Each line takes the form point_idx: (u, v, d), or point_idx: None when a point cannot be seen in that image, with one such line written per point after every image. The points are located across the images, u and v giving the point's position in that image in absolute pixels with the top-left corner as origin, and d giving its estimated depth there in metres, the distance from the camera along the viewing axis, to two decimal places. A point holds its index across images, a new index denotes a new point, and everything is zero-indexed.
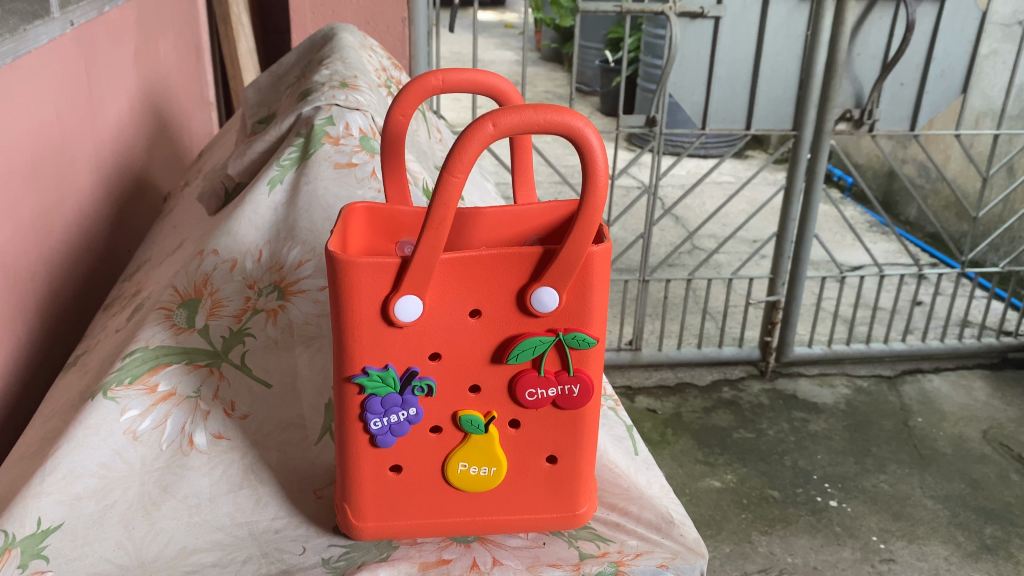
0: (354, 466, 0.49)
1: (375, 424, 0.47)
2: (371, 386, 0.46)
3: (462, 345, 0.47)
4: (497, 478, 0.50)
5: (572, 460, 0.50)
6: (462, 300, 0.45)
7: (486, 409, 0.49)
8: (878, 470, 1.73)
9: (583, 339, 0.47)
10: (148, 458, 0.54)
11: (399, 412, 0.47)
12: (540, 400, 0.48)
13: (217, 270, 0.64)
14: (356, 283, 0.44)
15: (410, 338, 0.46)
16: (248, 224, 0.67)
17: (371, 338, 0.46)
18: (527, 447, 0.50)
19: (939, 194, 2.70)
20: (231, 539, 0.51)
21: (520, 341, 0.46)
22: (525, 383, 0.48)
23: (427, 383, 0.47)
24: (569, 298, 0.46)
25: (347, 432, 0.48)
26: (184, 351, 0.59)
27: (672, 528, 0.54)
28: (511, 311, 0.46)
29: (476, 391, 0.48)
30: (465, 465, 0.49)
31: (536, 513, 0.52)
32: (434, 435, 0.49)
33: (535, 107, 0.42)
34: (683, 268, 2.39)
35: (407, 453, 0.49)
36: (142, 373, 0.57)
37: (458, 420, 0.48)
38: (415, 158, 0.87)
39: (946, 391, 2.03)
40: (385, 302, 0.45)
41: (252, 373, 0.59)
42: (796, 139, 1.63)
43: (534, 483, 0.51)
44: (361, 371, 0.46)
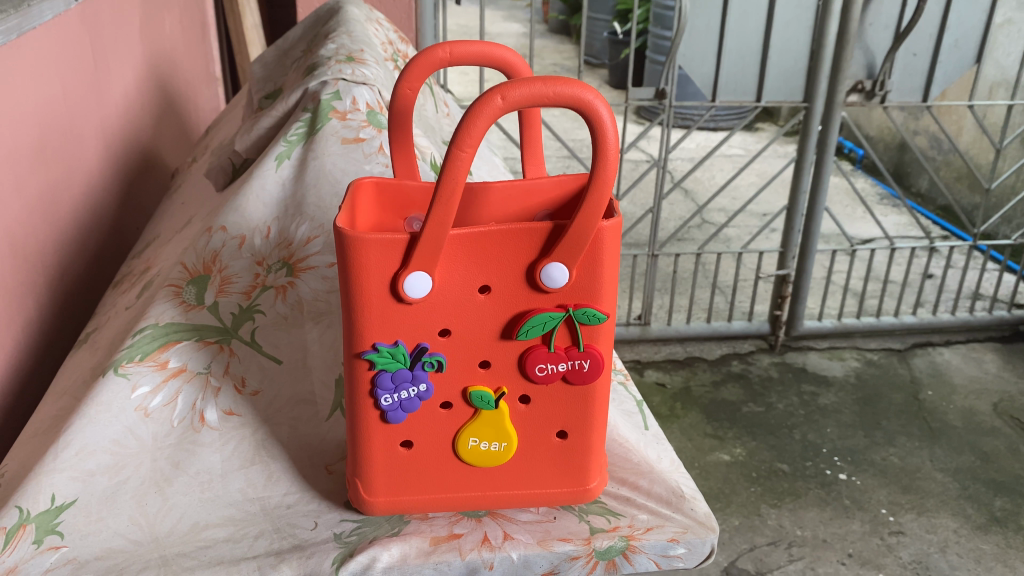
0: (364, 441, 0.49)
1: (386, 401, 0.47)
2: (381, 362, 0.46)
3: (472, 321, 0.46)
4: (507, 453, 0.50)
5: (583, 436, 0.50)
6: (472, 276, 0.45)
7: (496, 385, 0.48)
8: (887, 443, 1.74)
9: (594, 315, 0.47)
10: (159, 435, 0.54)
11: (409, 388, 0.47)
12: (550, 375, 0.48)
13: (226, 247, 0.64)
14: (365, 260, 0.44)
15: (419, 314, 0.46)
16: (256, 201, 0.67)
17: (381, 315, 0.45)
18: (538, 422, 0.50)
19: (951, 165, 2.68)
20: (244, 514, 0.52)
21: (529, 317, 0.46)
22: (535, 358, 0.47)
23: (437, 359, 0.47)
24: (579, 273, 0.46)
25: (357, 408, 0.48)
26: (194, 328, 0.59)
27: (682, 502, 0.54)
28: (522, 286, 0.46)
29: (486, 366, 0.48)
30: (476, 441, 0.49)
31: (547, 488, 0.52)
32: (444, 410, 0.49)
33: (544, 79, 0.41)
34: (692, 242, 2.38)
35: (417, 428, 0.49)
36: (152, 350, 0.57)
37: (468, 396, 0.48)
38: (424, 134, 0.87)
39: (957, 363, 2.03)
40: (394, 279, 0.44)
41: (262, 349, 0.59)
42: (807, 111, 1.62)
43: (544, 458, 0.51)
44: (371, 347, 0.46)
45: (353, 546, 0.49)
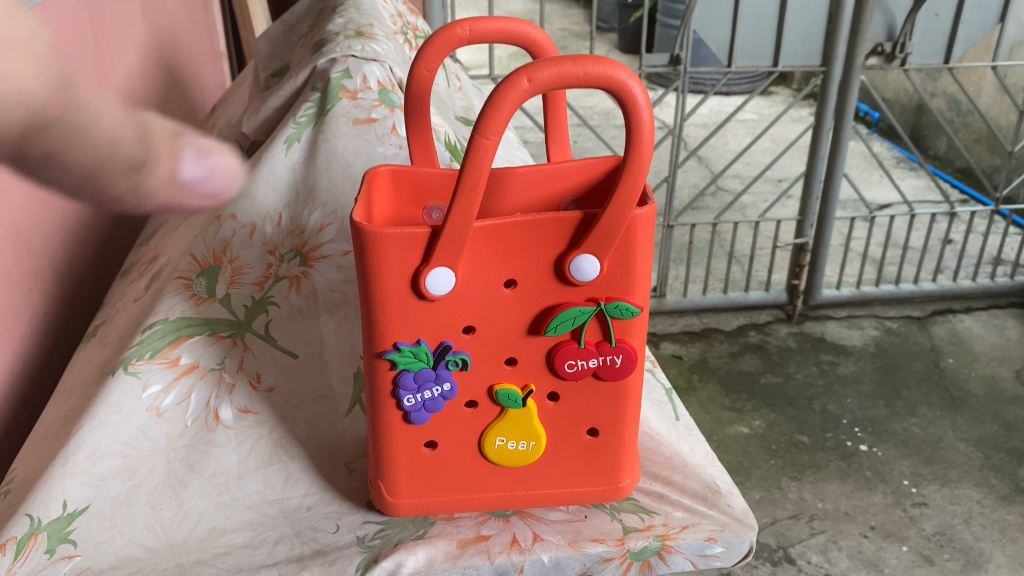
0: (386, 442, 0.47)
1: (409, 401, 0.45)
2: (403, 361, 0.44)
3: (499, 317, 0.44)
4: (536, 452, 0.48)
5: (614, 434, 0.48)
6: (497, 269, 0.43)
7: (524, 382, 0.46)
8: (909, 413, 1.71)
9: (627, 308, 0.44)
10: (173, 435, 0.52)
11: (433, 388, 0.45)
12: (581, 371, 0.46)
13: (236, 236, 0.61)
14: (384, 256, 0.41)
15: (442, 310, 0.43)
16: (266, 186, 0.64)
17: (402, 312, 0.43)
18: (568, 420, 0.47)
19: (970, 127, 2.63)
20: (263, 518, 0.50)
21: (559, 312, 0.44)
22: (564, 354, 0.45)
23: (462, 358, 0.44)
24: (611, 264, 0.43)
25: (378, 409, 0.46)
26: (206, 323, 0.57)
27: (718, 498, 0.52)
28: (553, 278, 0.43)
29: (513, 363, 0.46)
30: (503, 440, 0.47)
31: (577, 486, 0.50)
32: (469, 410, 0.46)
33: (573, 58, 0.38)
34: (707, 211, 2.35)
35: (442, 428, 0.47)
36: (163, 347, 0.55)
37: (494, 394, 0.46)
38: (438, 112, 0.83)
39: (978, 330, 2.00)
40: (415, 274, 0.42)
41: (277, 343, 0.57)
42: (825, 75, 1.59)
43: (573, 456, 0.48)
44: (392, 346, 0.44)
45: (377, 550, 0.47)
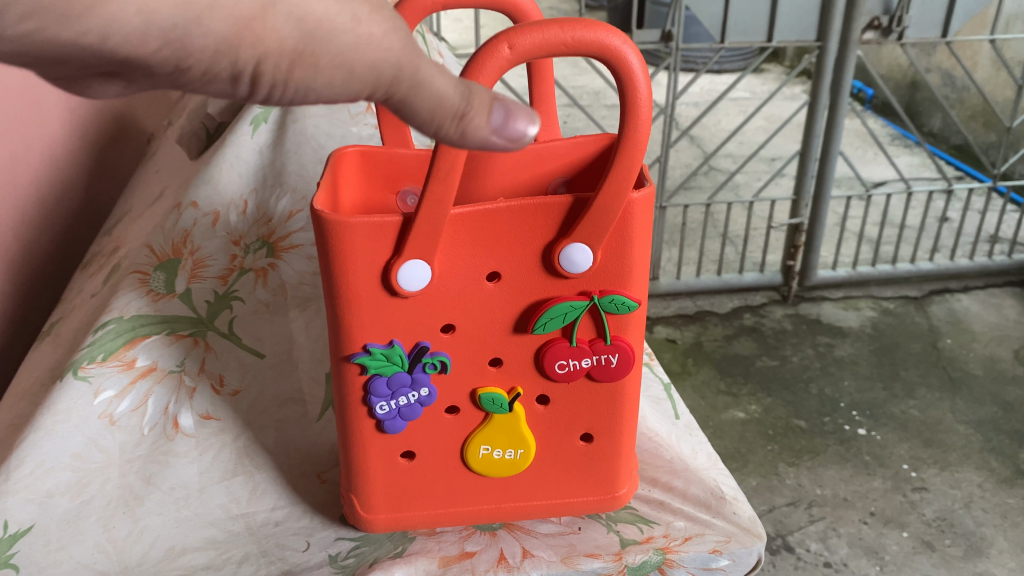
0: (359, 453, 0.42)
1: (382, 409, 0.41)
2: (375, 366, 0.40)
3: (481, 314, 0.40)
4: (525, 461, 0.43)
5: (610, 439, 0.44)
6: (478, 261, 0.38)
7: (509, 384, 0.42)
8: (907, 395, 1.68)
9: (624, 303, 0.40)
10: (128, 446, 0.48)
11: (409, 394, 0.41)
12: (573, 372, 0.41)
13: (198, 226, 0.57)
14: (349, 250, 0.37)
15: (417, 308, 0.39)
16: (230, 171, 0.59)
17: (371, 312, 0.39)
18: (559, 425, 0.43)
19: (966, 103, 2.59)
20: (226, 535, 0.45)
21: (548, 308, 0.39)
22: (555, 354, 0.41)
23: (440, 360, 0.40)
24: (606, 254, 0.38)
25: (349, 417, 0.41)
26: (165, 321, 0.52)
27: (723, 506, 0.48)
28: (541, 271, 0.39)
29: (498, 364, 0.41)
30: (488, 449, 0.43)
31: (570, 496, 0.45)
32: (450, 416, 0.42)
33: (560, 22, 0.33)
34: (700, 191, 2.31)
35: (420, 437, 0.42)
36: (117, 348, 0.50)
37: (477, 399, 0.42)
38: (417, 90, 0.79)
39: (976, 309, 1.96)
40: (385, 269, 0.37)
41: (242, 342, 0.53)
42: (820, 51, 1.54)
43: (566, 463, 0.44)
44: (361, 349, 0.39)
45: (351, 571, 0.43)
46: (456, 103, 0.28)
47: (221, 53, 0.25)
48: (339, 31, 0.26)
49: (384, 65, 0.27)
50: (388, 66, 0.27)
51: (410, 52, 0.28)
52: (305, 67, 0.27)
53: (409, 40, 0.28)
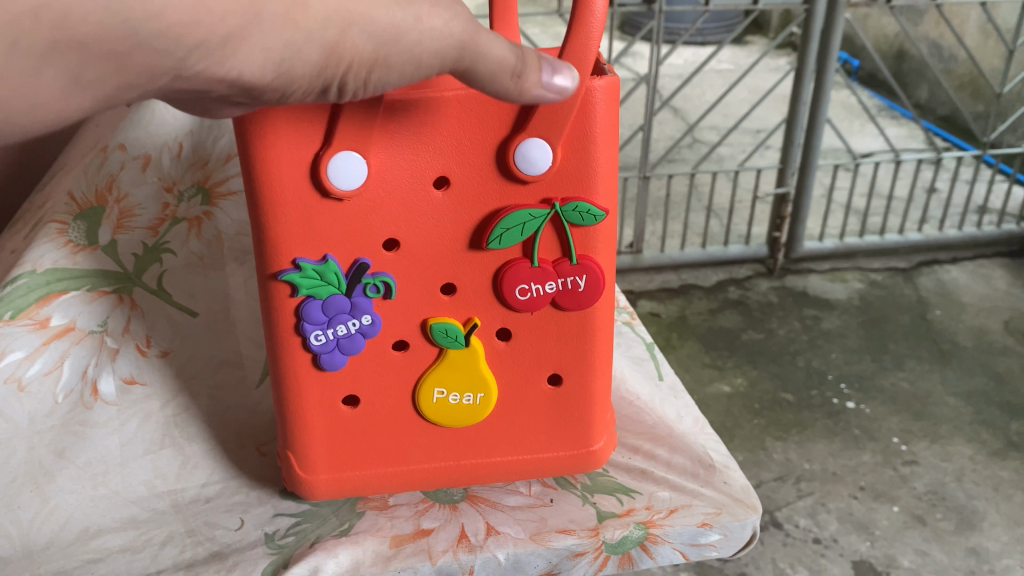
0: (294, 393, 0.37)
1: (317, 339, 0.35)
2: (307, 285, 0.34)
3: (428, 227, 0.34)
4: (485, 407, 0.38)
5: (580, 379, 0.39)
6: (424, 160, 0.33)
7: (465, 315, 0.37)
8: (896, 367, 1.64)
9: (590, 211, 0.34)
10: (39, 415, 0.43)
11: (348, 323, 0.35)
12: (537, 299, 0.36)
13: (127, 171, 0.51)
14: (270, 139, 0.31)
15: (353, 215, 0.33)
16: (163, 111, 0.54)
17: (300, 219, 0.33)
18: (524, 364, 0.38)
19: (953, 72, 2.55)
20: (148, 514, 0.40)
21: (506, 217, 0.34)
22: (516, 276, 0.35)
23: (382, 281, 0.35)
24: (569, 153, 0.33)
25: (281, 350, 0.36)
26: (86, 275, 0.47)
27: (712, 474, 0.43)
28: (497, 173, 0.33)
29: (452, 291, 0.36)
30: (442, 392, 0.38)
31: (539, 450, 0.40)
32: (398, 352, 0.37)
33: None
34: (684, 163, 2.25)
35: (363, 376, 0.37)
36: (28, 306, 0.45)
37: (428, 330, 0.36)
38: None
39: (964, 281, 1.93)
40: (315, 163, 0.32)
41: (173, 299, 0.48)
42: (807, 14, 1.49)
43: (532, 410, 0.39)
44: (291, 265, 0.34)
45: (290, 551, 0.38)
46: (514, 64, 0.30)
47: (310, 82, 0.28)
48: (403, 32, 0.28)
49: (452, 50, 0.29)
50: (453, 50, 0.29)
51: (465, 26, 0.29)
52: (391, 68, 0.28)
53: (467, 15, 0.29)
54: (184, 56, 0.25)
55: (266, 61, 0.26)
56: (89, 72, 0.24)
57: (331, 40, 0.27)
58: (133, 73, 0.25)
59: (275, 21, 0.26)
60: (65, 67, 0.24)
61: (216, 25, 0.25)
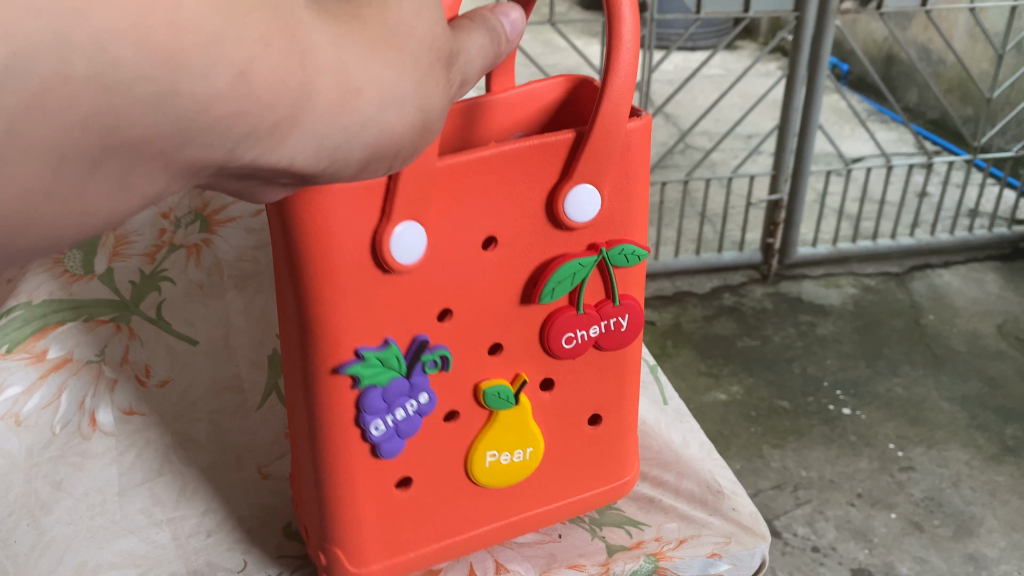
0: (349, 483, 0.38)
1: (379, 428, 0.37)
2: (369, 373, 0.36)
3: (478, 291, 0.37)
4: (533, 461, 0.42)
5: (617, 413, 0.44)
6: (475, 228, 0.36)
7: (513, 374, 0.40)
8: (891, 373, 1.64)
9: (633, 251, 0.40)
10: (36, 446, 0.44)
11: (407, 403, 0.38)
12: (581, 345, 0.41)
13: None
14: (331, 237, 0.33)
15: (412, 288, 0.36)
16: None
17: (362, 307, 0.35)
18: (563, 410, 0.42)
19: (942, 76, 2.57)
20: (146, 544, 0.41)
21: (557, 271, 0.38)
22: (563, 326, 0.40)
23: (441, 354, 0.38)
24: (610, 197, 0.38)
25: (338, 446, 0.37)
26: (82, 307, 0.48)
27: (720, 502, 0.46)
28: (531, 228, 0.37)
29: (498, 351, 0.40)
30: (494, 455, 0.41)
31: (578, 491, 0.45)
32: (449, 423, 0.40)
33: None
34: (677, 169, 2.26)
35: (418, 451, 0.39)
36: (24, 339, 0.46)
37: (482, 395, 0.40)
38: None
39: (957, 285, 1.94)
40: (375, 252, 0.34)
41: (172, 328, 0.49)
42: (797, 20, 1.49)
43: (574, 451, 0.44)
44: (352, 356, 0.36)
45: None
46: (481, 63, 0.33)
47: (364, 161, 0.28)
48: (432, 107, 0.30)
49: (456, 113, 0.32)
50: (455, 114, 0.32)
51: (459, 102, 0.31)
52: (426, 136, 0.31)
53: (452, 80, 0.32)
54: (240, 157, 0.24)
55: (315, 144, 0.26)
56: (137, 169, 0.23)
57: (390, 128, 0.28)
58: (197, 157, 0.23)
59: (325, 105, 0.25)
60: (112, 169, 0.22)
61: (266, 112, 0.24)
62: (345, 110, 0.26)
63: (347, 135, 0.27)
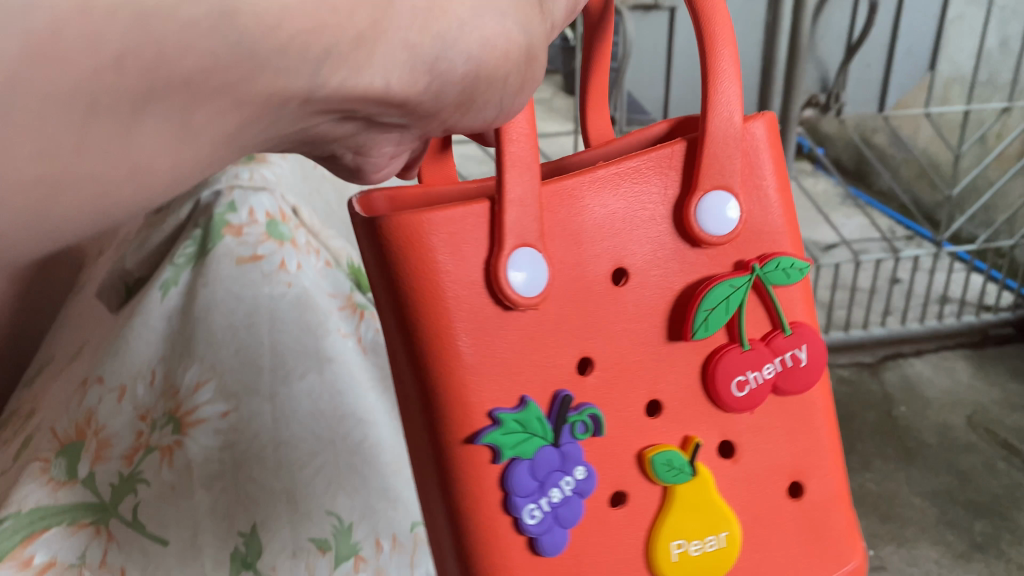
0: (491, 544, 0.46)
1: (532, 517, 0.46)
2: (506, 437, 0.45)
3: (604, 312, 0.47)
4: (731, 542, 0.50)
5: (815, 482, 0.53)
6: (584, 257, 0.47)
7: (683, 440, 0.49)
8: (863, 469, 1.68)
9: (792, 266, 0.51)
10: None
11: (561, 480, 0.46)
12: (754, 389, 0.50)
13: (104, 403, 0.60)
14: (440, 270, 0.43)
15: (536, 326, 0.46)
16: (139, 341, 0.63)
17: (481, 337, 0.45)
18: (752, 474, 0.51)
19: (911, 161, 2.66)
20: None
21: (712, 293, 0.48)
22: (738, 368, 0.50)
23: (587, 414, 0.47)
24: (745, 195, 0.50)
25: (486, 517, 0.46)
26: (68, 510, 0.55)
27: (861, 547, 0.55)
28: (659, 259, 0.48)
29: (657, 411, 0.49)
30: (678, 545, 0.49)
31: (799, 562, 0.52)
32: (619, 508, 0.48)
33: None
34: None
35: (589, 524, 0.47)
36: (12, 546, 0.51)
37: (654, 461, 0.48)
38: (337, 227, 0.81)
39: (928, 374, 1.99)
40: (491, 284, 0.44)
41: (145, 529, 0.56)
42: None
43: (778, 513, 0.52)
44: (490, 420, 0.45)
45: None
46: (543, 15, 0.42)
47: (462, 73, 0.38)
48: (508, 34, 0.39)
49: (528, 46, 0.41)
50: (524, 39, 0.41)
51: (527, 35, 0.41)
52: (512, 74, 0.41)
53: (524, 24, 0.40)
54: (326, 79, 0.33)
55: (383, 72, 0.35)
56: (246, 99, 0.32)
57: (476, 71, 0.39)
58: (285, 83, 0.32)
59: (406, 20, 0.35)
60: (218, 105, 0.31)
61: (336, 31, 0.33)
62: (431, 23, 0.36)
63: (414, 69, 0.36)
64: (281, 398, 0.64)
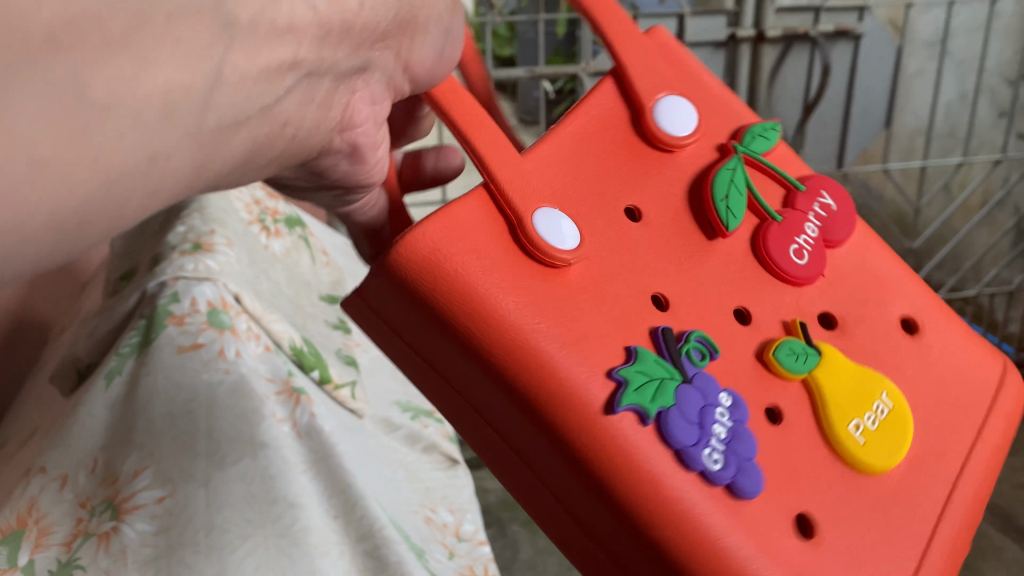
0: (680, 501, 0.49)
1: (705, 449, 0.50)
2: (636, 374, 0.50)
3: (650, 242, 0.58)
4: (895, 410, 0.60)
5: (909, 310, 0.67)
6: (598, 216, 0.57)
7: (789, 336, 0.59)
8: None
9: (763, 132, 0.68)
10: None
11: (709, 399, 0.53)
12: (804, 250, 0.64)
13: (45, 493, 0.67)
14: (498, 266, 0.49)
15: (594, 279, 0.53)
16: (82, 433, 0.70)
17: (559, 305, 0.51)
18: (867, 350, 0.63)
19: None
20: None
21: (721, 174, 0.62)
22: (787, 237, 0.63)
23: (697, 335, 0.55)
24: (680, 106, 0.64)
25: (654, 468, 0.49)
26: None
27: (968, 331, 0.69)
28: (661, 168, 0.62)
29: (749, 322, 0.59)
30: (855, 423, 0.58)
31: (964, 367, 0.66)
32: (772, 410, 0.57)
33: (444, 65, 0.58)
34: None
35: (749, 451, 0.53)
36: None
37: (783, 357, 0.57)
38: (280, 311, 0.88)
39: None
40: (541, 253, 0.51)
41: None
42: None
43: (901, 347, 0.65)
44: (614, 373, 0.50)
45: None
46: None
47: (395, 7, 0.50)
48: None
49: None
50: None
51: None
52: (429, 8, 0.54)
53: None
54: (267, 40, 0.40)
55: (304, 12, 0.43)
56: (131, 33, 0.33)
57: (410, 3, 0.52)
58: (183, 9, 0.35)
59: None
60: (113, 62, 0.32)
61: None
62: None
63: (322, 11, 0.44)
64: (215, 483, 0.69)
